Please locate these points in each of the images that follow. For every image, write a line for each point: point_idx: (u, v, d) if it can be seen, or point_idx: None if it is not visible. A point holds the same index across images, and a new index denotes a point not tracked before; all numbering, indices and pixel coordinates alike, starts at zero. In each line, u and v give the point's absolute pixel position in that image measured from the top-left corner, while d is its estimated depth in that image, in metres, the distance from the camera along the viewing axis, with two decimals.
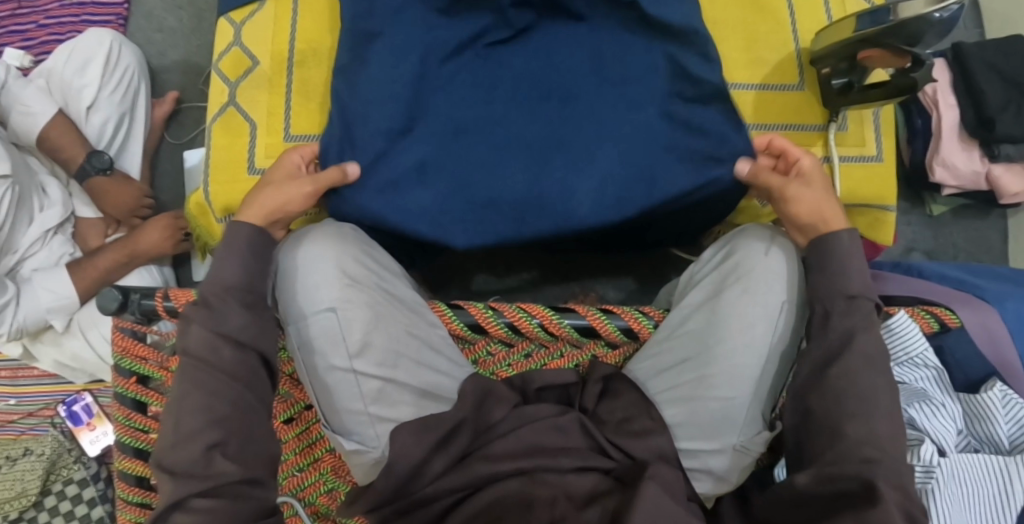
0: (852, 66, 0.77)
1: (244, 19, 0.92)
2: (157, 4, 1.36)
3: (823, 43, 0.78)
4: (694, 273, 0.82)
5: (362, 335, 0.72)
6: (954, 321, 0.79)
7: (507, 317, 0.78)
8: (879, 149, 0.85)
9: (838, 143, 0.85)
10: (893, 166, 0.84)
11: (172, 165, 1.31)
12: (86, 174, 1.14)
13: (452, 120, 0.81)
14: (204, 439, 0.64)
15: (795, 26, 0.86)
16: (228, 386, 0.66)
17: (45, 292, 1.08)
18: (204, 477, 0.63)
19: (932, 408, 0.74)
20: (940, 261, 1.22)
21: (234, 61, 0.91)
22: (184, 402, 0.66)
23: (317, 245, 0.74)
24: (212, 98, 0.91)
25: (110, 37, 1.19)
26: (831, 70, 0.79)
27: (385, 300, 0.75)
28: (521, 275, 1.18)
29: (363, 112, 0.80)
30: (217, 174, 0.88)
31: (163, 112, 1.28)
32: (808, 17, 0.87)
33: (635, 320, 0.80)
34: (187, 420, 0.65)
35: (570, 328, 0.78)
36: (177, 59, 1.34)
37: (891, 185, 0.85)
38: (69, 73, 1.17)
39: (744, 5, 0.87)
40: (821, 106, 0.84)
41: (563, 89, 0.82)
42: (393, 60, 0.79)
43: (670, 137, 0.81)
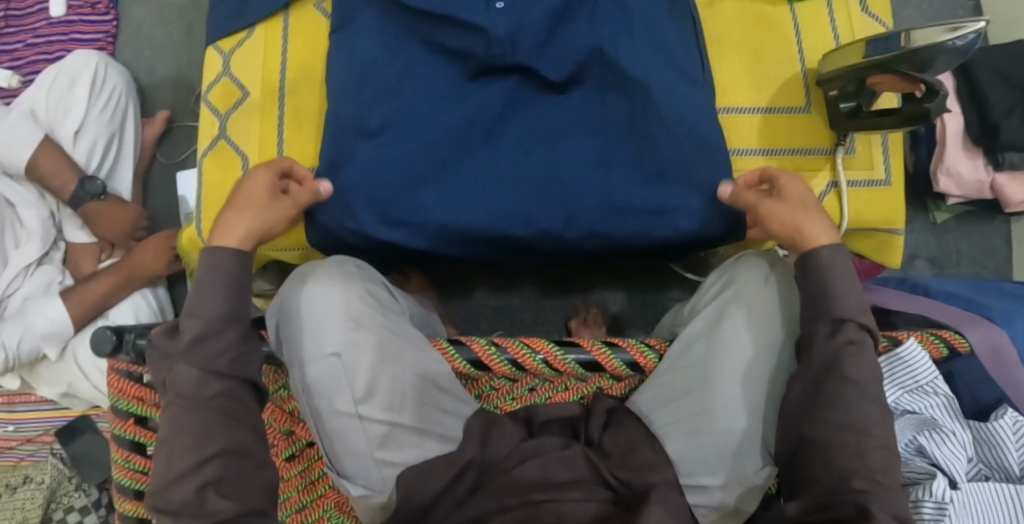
0: (861, 89, 0.73)
1: (233, 48, 0.89)
2: (146, 18, 1.32)
3: (831, 66, 0.76)
4: (695, 303, 0.80)
5: (368, 379, 0.70)
6: (963, 346, 0.78)
7: (510, 354, 0.76)
8: (887, 172, 0.83)
9: (845, 167, 0.83)
10: (902, 190, 0.82)
11: (165, 183, 1.27)
12: (80, 201, 1.12)
13: (459, 151, 0.77)
14: (205, 472, 0.63)
15: (802, 47, 0.83)
16: (212, 428, 0.64)
17: (41, 319, 1.09)
18: (199, 517, 0.62)
19: (941, 436, 0.74)
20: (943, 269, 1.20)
21: (224, 92, 0.89)
22: (170, 448, 0.63)
23: (328, 284, 0.72)
24: (202, 131, 0.89)
25: (97, 60, 1.16)
26: (839, 92, 0.76)
27: (391, 339, 0.73)
28: (521, 289, 1.16)
29: (367, 153, 0.76)
30: (209, 210, 0.86)
31: (154, 131, 1.24)
32: (819, 37, 0.84)
33: (640, 353, 0.77)
34: (173, 467, 0.63)
35: (574, 364, 0.77)
36: (166, 76, 1.30)
37: (899, 207, 0.83)
38: (55, 97, 1.14)
39: (751, 24, 0.84)
40: (828, 129, 0.82)
41: (562, 136, 0.77)
42: (392, 96, 0.77)
43: (681, 157, 0.76)
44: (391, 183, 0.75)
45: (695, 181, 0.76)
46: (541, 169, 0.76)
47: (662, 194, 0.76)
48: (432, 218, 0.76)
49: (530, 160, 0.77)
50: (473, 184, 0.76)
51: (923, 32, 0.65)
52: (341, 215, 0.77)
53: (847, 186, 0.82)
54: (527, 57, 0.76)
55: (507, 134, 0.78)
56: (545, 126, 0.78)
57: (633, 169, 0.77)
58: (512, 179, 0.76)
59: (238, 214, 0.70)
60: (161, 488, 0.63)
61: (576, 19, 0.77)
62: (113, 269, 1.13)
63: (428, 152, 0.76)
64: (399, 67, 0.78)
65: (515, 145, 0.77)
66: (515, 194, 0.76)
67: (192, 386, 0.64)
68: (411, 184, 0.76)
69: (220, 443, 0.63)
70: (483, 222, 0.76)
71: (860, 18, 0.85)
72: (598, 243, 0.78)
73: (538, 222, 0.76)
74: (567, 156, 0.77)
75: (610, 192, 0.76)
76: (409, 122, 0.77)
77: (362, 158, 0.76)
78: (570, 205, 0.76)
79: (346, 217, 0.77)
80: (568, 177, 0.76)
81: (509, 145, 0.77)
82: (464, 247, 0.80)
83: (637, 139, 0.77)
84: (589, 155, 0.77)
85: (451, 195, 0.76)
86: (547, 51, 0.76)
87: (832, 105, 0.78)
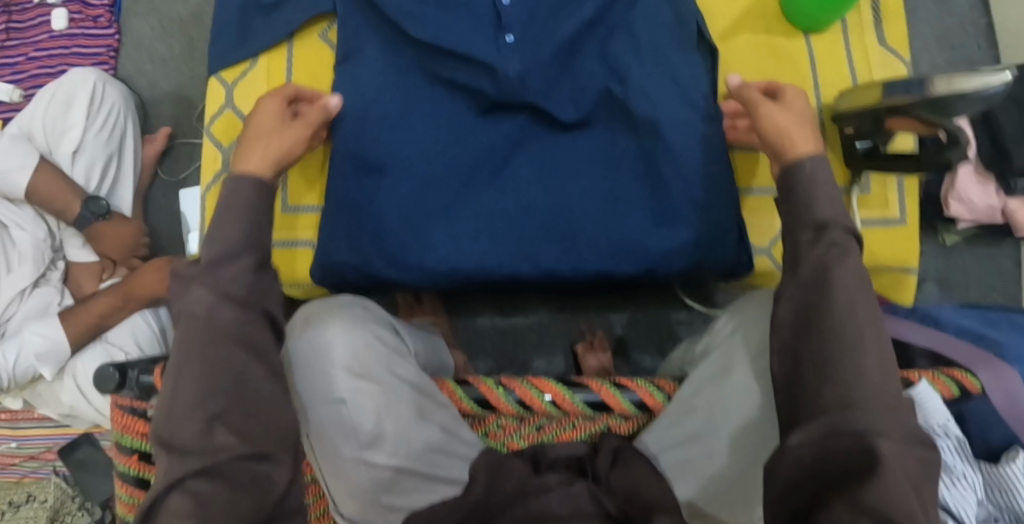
0: (879, 128, 0.72)
1: (235, 78, 0.87)
2: (148, 32, 1.30)
3: (849, 103, 0.74)
4: (707, 343, 0.79)
5: (374, 425, 0.68)
6: (975, 386, 0.77)
7: (517, 394, 0.76)
8: (902, 212, 0.87)
9: (861, 206, 0.87)
10: (915, 230, 0.86)
11: (166, 199, 1.25)
12: (85, 222, 1.11)
13: (467, 189, 0.76)
14: (212, 408, 0.60)
15: (817, 83, 0.82)
16: (223, 361, 0.61)
17: (35, 337, 1.09)
18: (204, 454, 0.59)
19: (951, 479, 0.73)
20: (952, 293, 1.18)
21: (226, 125, 0.88)
22: (178, 379, 0.60)
23: (330, 326, 0.72)
24: (204, 165, 0.88)
25: (94, 77, 1.13)
26: (857, 129, 0.74)
27: (395, 383, 0.72)
28: (526, 311, 1.15)
29: (375, 191, 0.76)
30: None
31: (155, 148, 1.23)
32: (831, 71, 0.83)
33: (648, 393, 0.76)
34: (179, 404, 0.60)
35: (582, 404, 0.76)
36: (167, 90, 1.29)
37: (911, 247, 0.87)
38: (52, 117, 1.13)
39: (761, 57, 0.83)
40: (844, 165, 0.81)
41: (570, 175, 0.76)
42: (400, 133, 0.76)
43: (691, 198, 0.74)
44: (400, 223, 0.75)
45: (706, 221, 0.75)
46: (550, 207, 0.75)
47: (674, 232, 0.74)
48: (439, 257, 0.75)
49: (538, 200, 0.75)
50: (481, 224, 0.75)
51: (945, 78, 0.62)
52: (350, 253, 0.76)
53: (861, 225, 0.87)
54: (539, 95, 0.75)
55: (514, 172, 0.77)
56: (554, 163, 0.77)
57: (643, 209, 0.75)
58: (522, 218, 0.75)
59: (256, 142, 0.70)
60: (165, 420, 0.60)
61: (585, 58, 0.76)
62: (112, 289, 1.13)
63: (436, 192, 0.75)
64: (405, 103, 0.77)
65: (523, 184, 0.76)
66: (524, 234, 0.75)
67: (205, 312, 0.61)
68: (418, 223, 0.75)
69: (229, 380, 0.60)
70: (491, 262, 0.75)
71: (874, 51, 0.84)
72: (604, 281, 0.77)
73: (545, 263, 0.75)
74: (575, 198, 0.75)
75: (621, 231, 0.74)
76: (414, 162, 0.76)
77: (368, 196, 0.76)
78: (575, 246, 0.75)
79: (353, 255, 0.76)
80: (576, 216, 0.75)
81: (516, 186, 0.76)
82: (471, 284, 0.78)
83: (646, 177, 0.75)
84: (600, 192, 0.75)
85: (461, 236, 0.75)
86: (557, 91, 0.76)
87: (847, 142, 0.77)
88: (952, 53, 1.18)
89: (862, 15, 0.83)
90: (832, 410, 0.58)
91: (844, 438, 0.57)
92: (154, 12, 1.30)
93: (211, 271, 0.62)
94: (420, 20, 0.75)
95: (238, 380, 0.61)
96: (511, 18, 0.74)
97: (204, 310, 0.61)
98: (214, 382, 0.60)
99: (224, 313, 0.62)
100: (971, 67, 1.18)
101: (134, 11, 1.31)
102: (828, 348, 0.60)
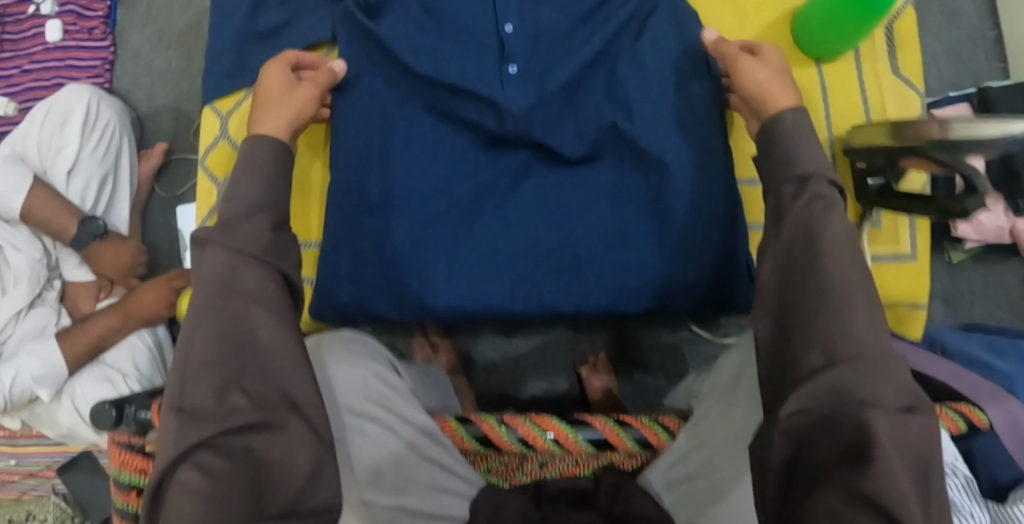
0: (892, 167, 0.70)
1: (230, 109, 0.86)
2: (145, 44, 1.28)
3: (858, 140, 0.73)
4: (714, 382, 0.78)
5: (372, 463, 0.68)
6: (983, 421, 0.76)
7: (519, 432, 0.75)
8: (914, 248, 0.82)
9: (870, 241, 0.83)
10: (927, 265, 0.81)
11: (163, 216, 1.24)
12: (82, 242, 1.09)
13: (472, 222, 0.74)
14: (223, 372, 0.57)
15: (830, 113, 0.81)
16: (234, 313, 0.58)
17: (33, 360, 1.07)
18: (216, 420, 0.55)
19: (961, 520, 0.72)
20: (957, 311, 1.17)
21: (221, 157, 0.86)
22: (191, 335, 0.58)
23: (335, 365, 0.72)
24: (201, 198, 0.86)
25: (89, 93, 1.11)
26: (868, 166, 0.73)
27: (394, 422, 0.71)
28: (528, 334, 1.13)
29: (379, 227, 0.75)
30: None
31: (151, 165, 1.21)
32: (842, 100, 0.81)
33: (653, 434, 0.75)
34: (192, 367, 0.57)
35: (585, 443, 0.75)
36: (165, 104, 1.27)
37: (924, 281, 0.82)
38: (48, 135, 1.11)
39: None
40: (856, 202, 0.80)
41: (579, 209, 0.74)
42: (404, 164, 0.75)
43: (698, 235, 0.73)
44: (404, 257, 0.74)
45: (712, 256, 0.73)
46: (557, 241, 0.73)
47: (682, 267, 0.73)
48: (442, 293, 0.73)
49: (545, 234, 0.74)
50: (485, 259, 0.74)
51: (963, 125, 0.61)
52: (354, 289, 0.75)
53: (870, 261, 0.82)
54: (544, 131, 0.74)
55: (518, 206, 0.75)
56: (558, 196, 0.75)
57: (652, 244, 0.73)
58: (529, 252, 0.73)
59: (268, 108, 0.71)
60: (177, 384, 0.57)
61: (591, 90, 0.76)
62: (110, 310, 1.12)
63: (437, 224, 0.74)
64: (409, 135, 0.76)
65: (527, 217, 0.75)
66: (528, 269, 0.73)
67: (220, 272, 0.59)
68: (420, 258, 0.74)
69: (243, 345, 0.58)
70: (497, 299, 0.73)
71: (887, 78, 0.82)
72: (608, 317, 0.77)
73: (546, 301, 0.74)
74: (584, 233, 0.73)
75: (626, 266, 0.73)
76: (420, 196, 0.75)
77: (370, 231, 0.75)
78: (577, 279, 0.73)
79: (357, 292, 0.75)
80: (583, 250, 0.73)
81: (521, 220, 0.74)
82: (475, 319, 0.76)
83: (653, 210, 0.74)
84: (607, 225, 0.74)
85: (466, 271, 0.73)
86: (562, 126, 0.75)
87: (859, 177, 0.76)
88: (962, 67, 1.16)
89: (875, 42, 0.82)
90: (834, 377, 0.53)
91: (841, 413, 0.53)
92: (151, 23, 1.28)
93: (225, 232, 0.61)
94: (422, 52, 0.75)
95: (254, 348, 0.58)
96: (515, 49, 0.73)
97: (226, 273, 0.59)
98: (231, 347, 0.58)
99: (246, 276, 0.60)
100: (979, 81, 1.16)
101: (131, 23, 1.29)
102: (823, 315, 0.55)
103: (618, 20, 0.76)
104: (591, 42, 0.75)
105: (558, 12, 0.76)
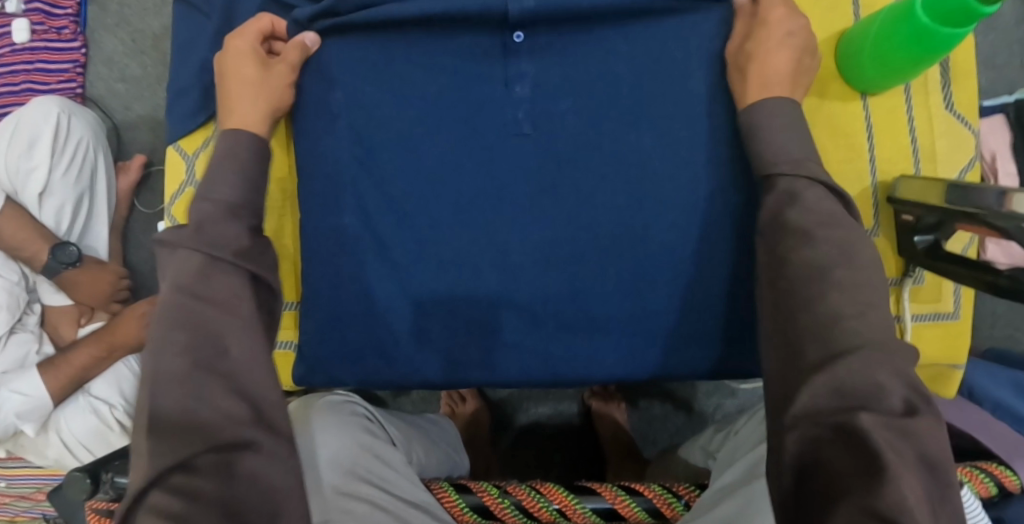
0: (940, 225, 0.67)
1: (196, 151, 0.81)
2: (119, 48, 1.20)
3: (908, 193, 0.69)
4: (733, 445, 0.74)
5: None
6: (1013, 483, 0.71)
7: (517, 498, 0.69)
8: (956, 303, 0.76)
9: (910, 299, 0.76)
10: (968, 326, 0.76)
11: (146, 236, 1.18)
12: (53, 270, 1.03)
13: (479, 269, 0.73)
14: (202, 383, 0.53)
15: (874, 148, 0.75)
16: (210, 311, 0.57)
17: (13, 396, 1.00)
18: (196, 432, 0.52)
19: None
20: (982, 332, 1.10)
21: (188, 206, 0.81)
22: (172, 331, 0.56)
23: (319, 420, 0.68)
24: None
25: (57, 108, 1.04)
26: (917, 220, 0.69)
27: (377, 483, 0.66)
28: None
29: (379, 274, 0.74)
30: None
31: (130, 181, 1.15)
32: (888, 138, 0.75)
33: (666, 503, 0.70)
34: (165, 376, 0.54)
35: (592, 514, 0.70)
36: (144, 113, 1.19)
37: (962, 344, 0.77)
38: (14, 156, 1.03)
39: (814, 125, 0.75)
40: (897, 256, 0.74)
41: (591, 254, 0.72)
42: (407, 211, 0.74)
43: (704, 285, 0.72)
44: (413, 309, 0.74)
45: (712, 301, 0.72)
46: (564, 291, 0.73)
47: (691, 319, 0.73)
48: (450, 343, 0.74)
49: (556, 287, 0.73)
50: (492, 308, 0.73)
51: None
52: (357, 338, 0.75)
53: (912, 320, 0.76)
54: (552, 183, 0.73)
55: (523, 247, 0.73)
56: (561, 237, 0.73)
57: (663, 294, 0.72)
58: (536, 303, 0.73)
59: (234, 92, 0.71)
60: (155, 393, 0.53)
61: (593, 130, 0.73)
62: (93, 338, 1.05)
63: (439, 271, 0.73)
64: (419, 186, 0.74)
65: (532, 264, 0.73)
66: (537, 319, 0.73)
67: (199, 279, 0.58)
68: (425, 306, 0.74)
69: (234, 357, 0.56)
70: (516, 346, 0.74)
71: (938, 114, 0.76)
72: (601, 376, 0.74)
73: (552, 351, 0.74)
74: (596, 285, 0.72)
75: (637, 317, 0.73)
76: (425, 243, 0.73)
77: (373, 278, 0.74)
78: (586, 327, 0.73)
79: (361, 342, 0.75)
80: (593, 297, 0.73)
81: (529, 271, 0.73)
82: (476, 380, 0.75)
83: (662, 258, 0.72)
84: (616, 271, 0.72)
85: (471, 332, 0.74)
86: (568, 170, 0.73)
87: (908, 233, 0.71)
88: (995, 74, 1.08)
89: (929, 78, 0.76)
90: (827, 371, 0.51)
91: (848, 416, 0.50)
92: (124, 26, 1.20)
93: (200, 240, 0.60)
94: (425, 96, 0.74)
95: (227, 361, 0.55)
96: (516, 107, 0.73)
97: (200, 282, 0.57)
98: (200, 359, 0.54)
99: (220, 288, 0.58)
100: (1013, 89, 1.08)
101: (103, 24, 1.20)
102: (812, 314, 0.54)
103: (614, 67, 0.73)
104: (591, 95, 0.73)
105: (562, 64, 0.73)
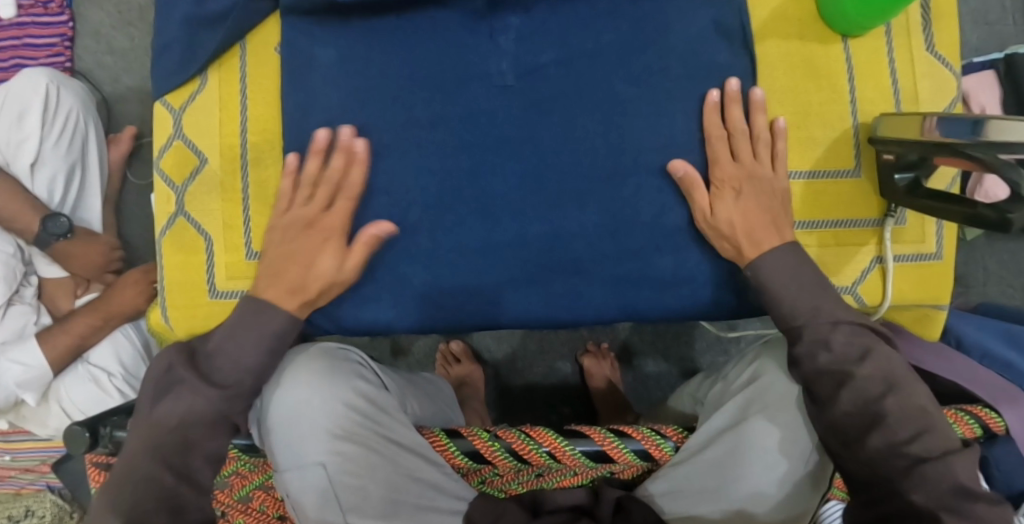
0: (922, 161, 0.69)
1: (183, 105, 0.82)
2: (105, 19, 1.20)
3: (887, 132, 0.70)
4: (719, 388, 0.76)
5: (333, 446, 0.65)
6: (998, 425, 0.68)
7: (509, 443, 0.69)
8: (939, 244, 0.78)
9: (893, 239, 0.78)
10: (951, 266, 0.77)
11: (141, 209, 1.21)
12: (44, 241, 1.04)
13: (466, 210, 0.76)
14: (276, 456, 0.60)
15: (854, 89, 0.76)
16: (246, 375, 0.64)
17: (14, 365, 1.01)
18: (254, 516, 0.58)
19: None
20: (975, 292, 1.10)
21: (176, 159, 0.82)
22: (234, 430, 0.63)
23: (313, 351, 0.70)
24: (157, 205, 0.83)
25: (46, 79, 1.05)
26: (896, 158, 0.70)
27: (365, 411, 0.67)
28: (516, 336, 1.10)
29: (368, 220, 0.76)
30: (174, 297, 0.82)
31: (121, 151, 1.16)
32: (870, 80, 0.76)
33: (655, 445, 0.71)
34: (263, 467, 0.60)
35: (582, 456, 0.69)
36: (134, 85, 1.20)
37: (945, 285, 0.78)
38: (5, 128, 1.04)
39: (797, 68, 0.76)
40: (878, 197, 0.76)
41: (574, 195, 0.75)
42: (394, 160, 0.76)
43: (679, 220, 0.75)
44: (403, 257, 0.76)
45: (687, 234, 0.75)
46: (549, 231, 0.75)
47: (670, 250, 0.75)
48: (442, 283, 0.76)
49: (535, 230, 0.75)
50: (478, 250, 0.76)
51: None
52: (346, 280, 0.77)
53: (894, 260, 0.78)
54: (534, 134, 0.75)
55: (505, 189, 0.75)
56: (537, 173, 0.75)
57: (644, 232, 0.75)
58: (522, 240, 0.75)
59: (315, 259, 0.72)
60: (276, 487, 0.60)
61: (571, 77, 0.75)
62: (90, 307, 1.06)
63: (424, 214, 0.76)
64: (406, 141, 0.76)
65: (517, 204, 0.75)
66: (523, 260, 0.76)
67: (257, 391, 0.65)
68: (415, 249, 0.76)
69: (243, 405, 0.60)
70: (503, 283, 0.76)
71: (920, 55, 0.77)
72: (590, 317, 0.77)
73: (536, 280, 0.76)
74: (579, 228, 0.75)
75: (617, 250, 0.75)
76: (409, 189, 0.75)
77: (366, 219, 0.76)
78: (566, 268, 0.76)
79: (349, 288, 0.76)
80: (573, 232, 0.75)
81: (512, 210, 0.75)
82: (469, 324, 0.78)
83: (632, 189, 0.75)
84: (596, 206, 0.75)
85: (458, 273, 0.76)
86: (547, 118, 0.75)
87: (887, 170, 0.72)
88: (988, 31, 1.08)
89: (909, 20, 0.77)
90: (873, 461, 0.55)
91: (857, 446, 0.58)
92: None
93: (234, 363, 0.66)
94: (403, 46, 0.76)
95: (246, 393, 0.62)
96: (500, 59, 0.75)
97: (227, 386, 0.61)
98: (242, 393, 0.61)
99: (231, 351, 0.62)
100: (1005, 45, 1.08)
101: None
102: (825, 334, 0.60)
103: (595, 21, 0.75)
104: (574, 52, 0.75)
105: (547, 26, 0.76)
